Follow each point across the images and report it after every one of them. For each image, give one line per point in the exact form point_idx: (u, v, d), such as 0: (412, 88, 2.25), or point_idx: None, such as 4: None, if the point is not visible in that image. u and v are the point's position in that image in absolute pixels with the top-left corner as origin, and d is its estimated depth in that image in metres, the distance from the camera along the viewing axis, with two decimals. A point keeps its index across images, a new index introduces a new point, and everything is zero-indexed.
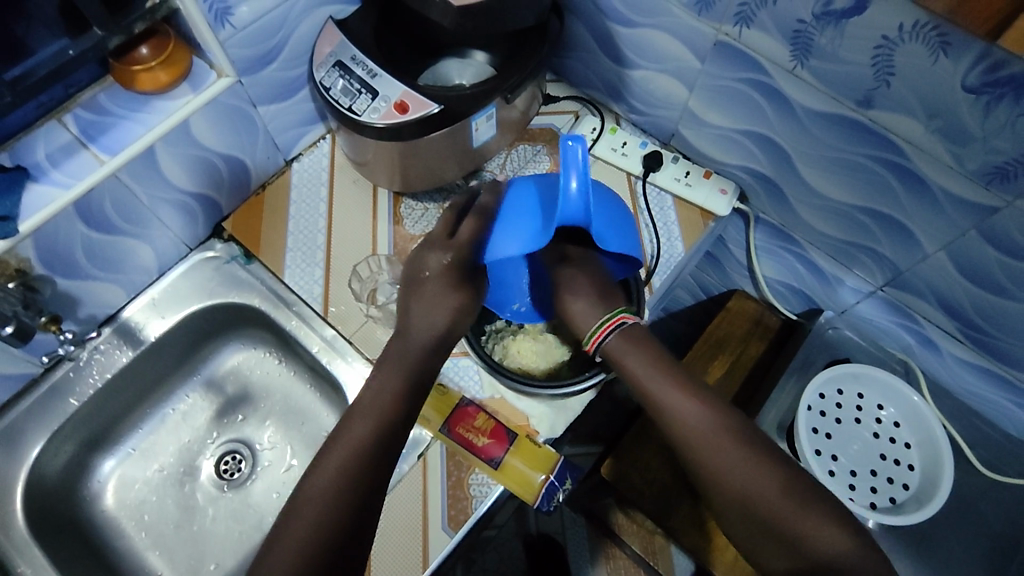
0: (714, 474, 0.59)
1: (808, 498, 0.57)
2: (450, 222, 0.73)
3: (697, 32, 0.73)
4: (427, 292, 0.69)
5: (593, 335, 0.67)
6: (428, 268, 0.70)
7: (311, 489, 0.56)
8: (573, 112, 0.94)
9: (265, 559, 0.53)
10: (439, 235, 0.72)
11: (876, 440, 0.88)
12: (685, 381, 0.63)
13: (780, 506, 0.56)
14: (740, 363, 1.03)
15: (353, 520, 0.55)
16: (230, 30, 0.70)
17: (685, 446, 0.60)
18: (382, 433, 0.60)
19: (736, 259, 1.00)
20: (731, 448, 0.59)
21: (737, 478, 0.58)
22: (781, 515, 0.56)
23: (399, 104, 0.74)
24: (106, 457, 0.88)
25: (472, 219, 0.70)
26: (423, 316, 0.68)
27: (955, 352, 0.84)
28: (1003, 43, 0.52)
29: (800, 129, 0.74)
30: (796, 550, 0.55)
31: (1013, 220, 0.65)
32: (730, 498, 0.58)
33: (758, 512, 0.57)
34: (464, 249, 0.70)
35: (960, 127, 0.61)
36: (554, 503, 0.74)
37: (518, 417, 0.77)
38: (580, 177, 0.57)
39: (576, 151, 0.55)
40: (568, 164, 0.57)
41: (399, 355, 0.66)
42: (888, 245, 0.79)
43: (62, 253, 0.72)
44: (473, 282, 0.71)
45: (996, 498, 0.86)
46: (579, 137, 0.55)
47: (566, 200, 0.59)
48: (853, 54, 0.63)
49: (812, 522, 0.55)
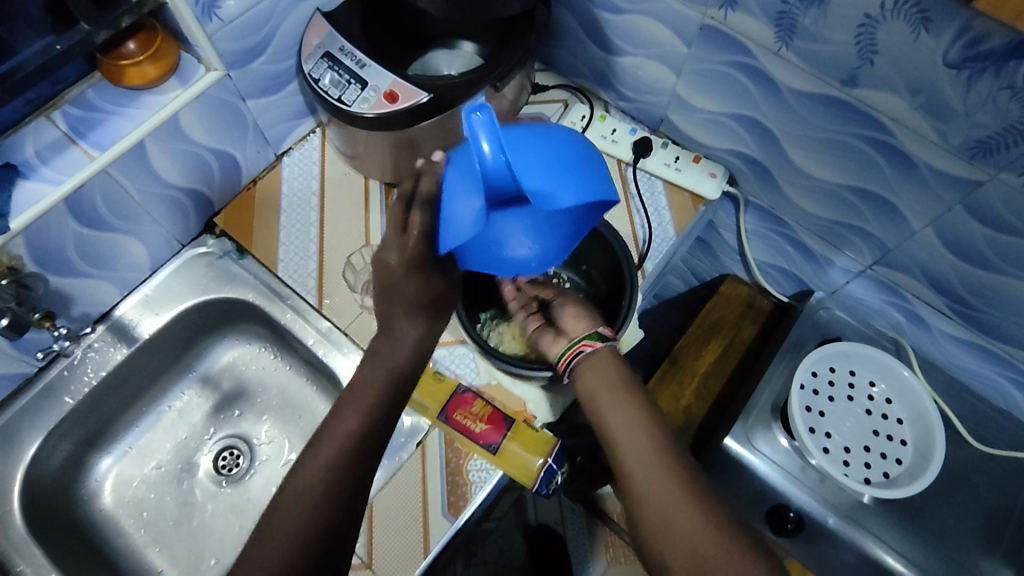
0: (646, 514, 0.56)
1: (694, 496, 0.56)
2: (402, 216, 0.63)
3: (682, 16, 0.74)
4: (404, 296, 0.65)
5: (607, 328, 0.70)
6: (392, 271, 0.64)
7: (303, 478, 0.57)
8: (562, 101, 0.95)
9: (250, 558, 0.53)
10: (393, 232, 0.63)
11: (869, 416, 0.89)
12: (625, 387, 0.65)
13: (660, 498, 0.56)
14: (734, 347, 1.04)
15: (342, 516, 0.56)
16: (217, 23, 0.71)
17: (603, 426, 0.63)
18: (373, 419, 0.61)
19: (727, 243, 1.01)
20: (637, 436, 0.61)
21: (669, 513, 0.55)
22: (661, 505, 0.56)
23: (389, 93, 0.74)
24: (103, 455, 0.87)
25: (420, 210, 0.61)
26: (402, 325, 0.66)
27: (945, 328, 0.85)
28: (978, 6, 0.52)
29: (786, 110, 0.75)
30: (660, 534, 0.55)
31: (997, 193, 0.66)
32: (658, 535, 0.55)
33: (688, 550, 0.53)
34: (419, 242, 0.62)
35: (943, 104, 0.62)
36: (553, 487, 0.74)
37: (515, 403, 0.79)
38: (492, 140, 0.50)
39: (481, 121, 0.50)
40: (473, 131, 0.50)
41: (382, 353, 0.65)
42: (876, 224, 0.80)
43: (54, 249, 0.72)
44: (441, 271, 0.65)
45: (989, 470, 0.87)
46: (482, 107, 0.50)
47: (484, 170, 0.50)
48: (836, 33, 0.64)
49: (685, 514, 0.55)
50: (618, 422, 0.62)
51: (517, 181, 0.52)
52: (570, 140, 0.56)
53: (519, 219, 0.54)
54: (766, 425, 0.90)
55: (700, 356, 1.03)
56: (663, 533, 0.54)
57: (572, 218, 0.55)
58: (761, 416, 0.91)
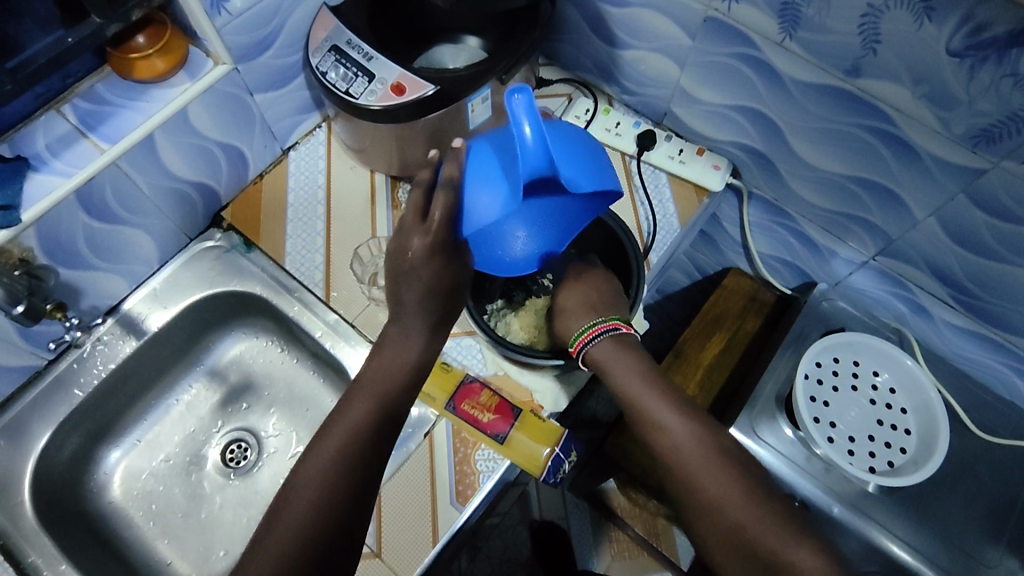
0: (705, 493, 0.61)
1: (742, 478, 0.62)
2: (422, 203, 0.63)
3: (687, 9, 0.75)
4: (421, 279, 0.63)
5: (584, 333, 0.69)
6: (412, 255, 0.63)
7: (309, 470, 0.58)
8: (566, 95, 0.96)
9: (255, 550, 0.54)
10: (411, 218, 0.63)
11: (873, 405, 0.90)
12: (655, 376, 0.68)
13: (717, 488, 0.61)
14: (738, 339, 1.04)
15: (345, 512, 0.57)
16: (226, 16, 0.71)
17: (644, 419, 0.66)
18: (381, 412, 0.62)
19: (730, 236, 1.02)
20: (681, 427, 0.64)
21: (719, 490, 0.61)
22: (717, 491, 0.61)
23: (396, 86, 0.75)
24: (112, 448, 0.88)
25: (441, 194, 0.60)
26: (416, 309, 0.65)
27: (948, 318, 0.86)
28: None
29: (790, 101, 0.76)
30: (719, 519, 0.60)
31: (1000, 181, 0.66)
32: (712, 524, 0.60)
33: (742, 536, 0.59)
34: (440, 229, 0.61)
35: (945, 92, 0.63)
36: (561, 475, 0.75)
37: (522, 393, 0.78)
38: (533, 123, 0.52)
39: (524, 104, 0.52)
40: (515, 114, 0.52)
41: (391, 341, 0.66)
42: (879, 214, 0.80)
43: (65, 242, 0.72)
44: (459, 257, 0.64)
45: (992, 459, 0.87)
46: (522, 90, 0.52)
47: (524, 153, 0.53)
48: (840, 23, 0.65)
49: (738, 496, 0.60)
50: (660, 416, 0.65)
51: (553, 166, 0.55)
52: (575, 134, 0.60)
53: (537, 209, 0.57)
54: (771, 415, 0.91)
55: (705, 348, 1.03)
56: (723, 519, 0.60)
57: (580, 208, 0.59)
58: (765, 407, 0.92)
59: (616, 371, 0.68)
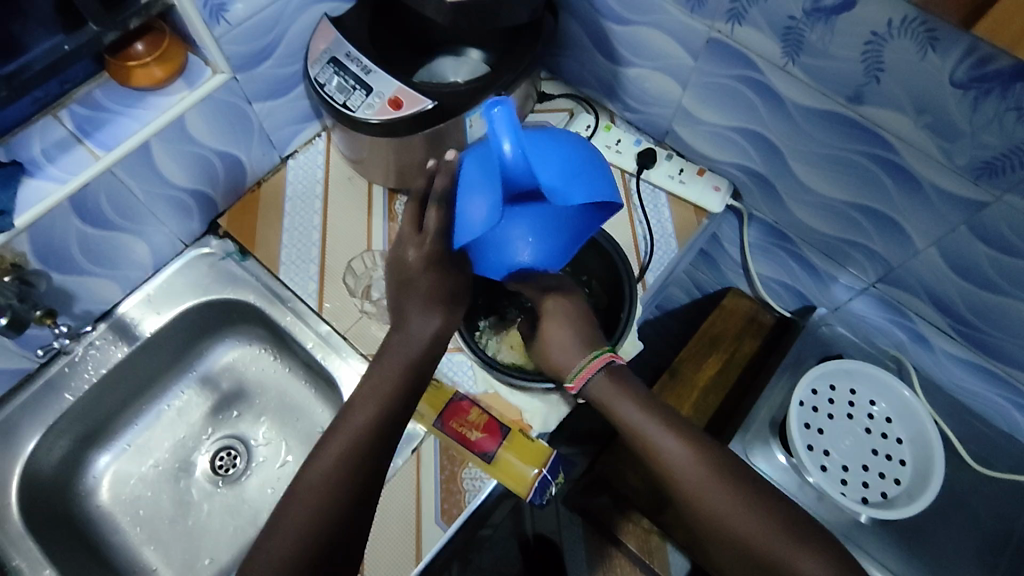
0: (710, 514, 0.59)
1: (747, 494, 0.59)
2: (417, 213, 0.64)
3: (690, 30, 0.74)
4: (420, 289, 0.65)
5: (579, 374, 0.66)
6: (409, 266, 0.65)
7: (311, 478, 0.57)
8: (568, 110, 0.95)
9: (254, 553, 0.54)
10: (408, 230, 0.64)
11: (868, 434, 0.88)
12: (646, 399, 0.64)
13: (725, 509, 0.58)
14: (735, 360, 1.03)
15: (343, 522, 0.56)
16: (225, 26, 0.71)
17: (640, 446, 0.63)
18: (386, 420, 0.61)
19: (730, 257, 1.01)
20: (679, 450, 0.61)
21: (725, 510, 0.58)
22: (724, 513, 0.58)
23: (393, 100, 0.75)
24: (102, 452, 0.88)
25: (435, 208, 0.61)
26: (416, 317, 0.65)
27: (947, 348, 0.84)
28: (976, 30, 0.52)
29: (792, 126, 0.75)
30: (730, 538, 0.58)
31: (1002, 215, 0.65)
32: (725, 541, 0.59)
33: (754, 552, 0.57)
34: (436, 239, 0.63)
35: (949, 123, 0.62)
36: (548, 497, 0.74)
37: (511, 412, 0.78)
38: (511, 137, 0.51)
39: (501, 117, 0.50)
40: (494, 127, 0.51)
41: (393, 351, 0.65)
42: (879, 241, 0.79)
43: (59, 247, 0.72)
44: (457, 266, 0.66)
45: (988, 492, 0.86)
46: (501, 102, 0.50)
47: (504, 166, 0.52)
48: (843, 50, 0.64)
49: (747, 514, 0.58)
50: (654, 443, 0.62)
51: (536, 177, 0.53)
52: (568, 141, 0.58)
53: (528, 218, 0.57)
54: (765, 441, 0.91)
55: (701, 369, 1.02)
56: (734, 538, 0.58)
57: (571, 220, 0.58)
58: (759, 431, 0.92)
59: (608, 403, 0.64)
